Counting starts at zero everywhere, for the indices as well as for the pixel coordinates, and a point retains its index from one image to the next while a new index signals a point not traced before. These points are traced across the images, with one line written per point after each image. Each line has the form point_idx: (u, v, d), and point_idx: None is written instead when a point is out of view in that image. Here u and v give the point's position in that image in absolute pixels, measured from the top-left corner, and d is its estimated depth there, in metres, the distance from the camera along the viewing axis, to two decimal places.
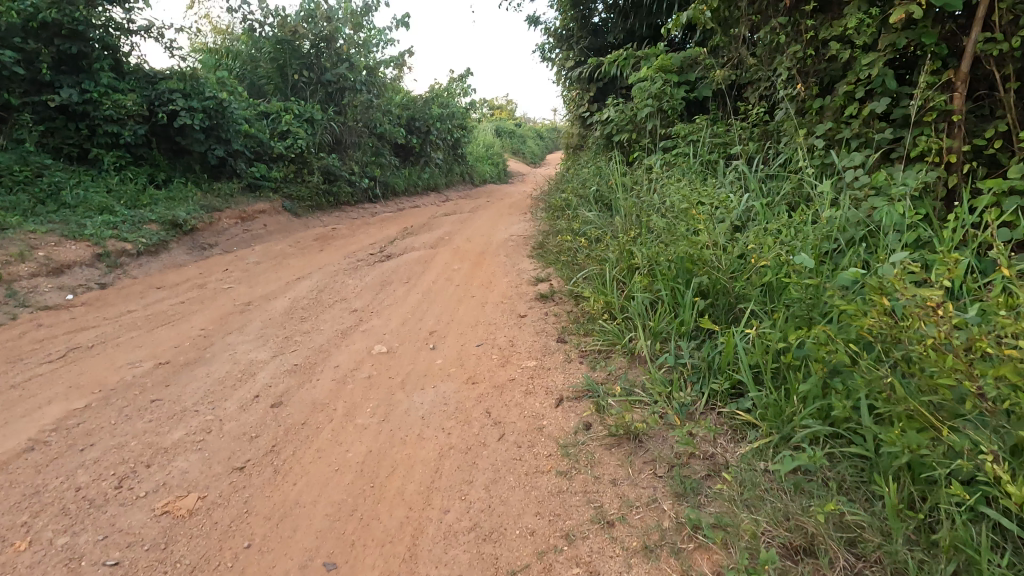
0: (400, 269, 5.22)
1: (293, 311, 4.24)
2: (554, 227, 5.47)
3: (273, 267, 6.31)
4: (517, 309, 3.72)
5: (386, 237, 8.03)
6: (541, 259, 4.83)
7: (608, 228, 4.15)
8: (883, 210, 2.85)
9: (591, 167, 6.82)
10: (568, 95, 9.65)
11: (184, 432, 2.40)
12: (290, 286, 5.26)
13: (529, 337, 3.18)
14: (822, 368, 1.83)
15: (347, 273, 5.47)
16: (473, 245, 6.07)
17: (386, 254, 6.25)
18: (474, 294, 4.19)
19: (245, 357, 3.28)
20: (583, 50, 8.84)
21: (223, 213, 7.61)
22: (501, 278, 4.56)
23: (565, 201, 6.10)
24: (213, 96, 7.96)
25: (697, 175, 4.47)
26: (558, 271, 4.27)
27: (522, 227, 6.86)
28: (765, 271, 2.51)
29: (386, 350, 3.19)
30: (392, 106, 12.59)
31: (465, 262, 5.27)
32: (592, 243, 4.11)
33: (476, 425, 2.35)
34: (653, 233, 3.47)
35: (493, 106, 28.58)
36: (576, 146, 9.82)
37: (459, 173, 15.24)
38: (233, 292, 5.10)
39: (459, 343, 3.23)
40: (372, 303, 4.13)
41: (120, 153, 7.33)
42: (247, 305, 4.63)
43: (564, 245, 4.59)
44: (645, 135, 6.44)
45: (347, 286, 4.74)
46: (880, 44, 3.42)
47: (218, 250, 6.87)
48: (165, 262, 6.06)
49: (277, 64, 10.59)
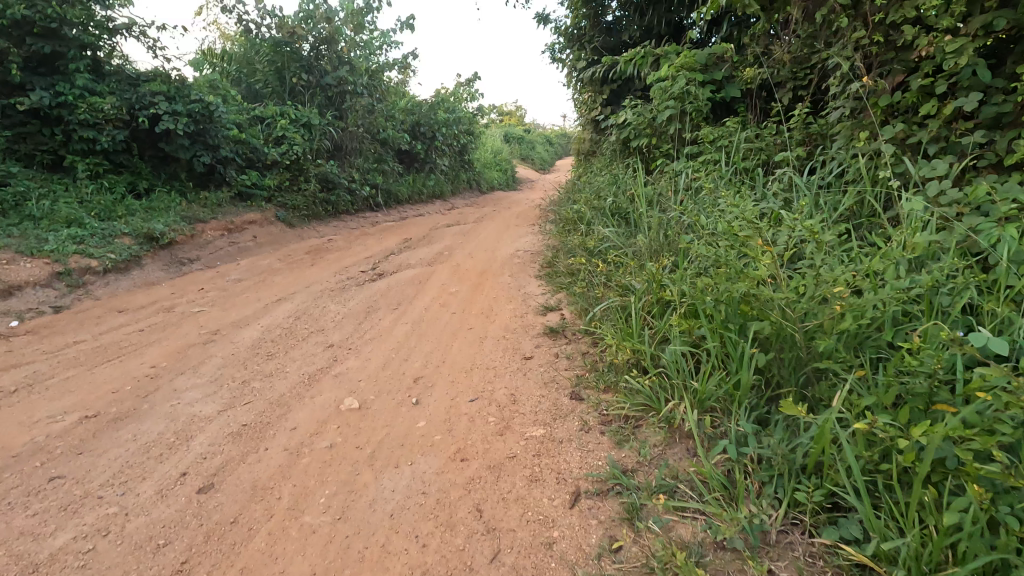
0: (391, 290, 4.62)
1: (262, 343, 3.65)
2: (566, 244, 4.85)
3: (255, 285, 5.74)
4: (521, 349, 3.09)
5: (384, 250, 7.43)
6: (550, 283, 4.20)
7: (629, 250, 3.52)
8: (993, 236, 2.20)
9: (607, 175, 6.19)
10: (580, 98, 9.05)
11: (70, 536, 1.80)
12: (267, 310, 4.67)
13: (535, 391, 2.55)
14: (983, 494, 1.20)
15: (332, 295, 4.87)
16: (475, 262, 5.45)
17: (380, 271, 5.66)
18: (471, 327, 3.57)
19: (187, 410, 2.69)
20: (596, 49, 8.25)
21: (207, 224, 7.09)
22: (504, 305, 3.94)
23: (578, 213, 5.48)
24: (198, 99, 7.46)
25: (734, 186, 3.83)
26: (571, 299, 3.63)
27: (530, 241, 6.24)
28: (848, 320, 1.89)
29: (357, 406, 2.57)
30: (396, 111, 12.06)
31: (464, 283, 4.66)
32: (612, 267, 3.47)
33: (461, 532, 1.72)
34: (688, 259, 2.83)
35: (502, 111, 27.99)
36: (589, 152, 9.20)
37: (466, 180, 14.64)
38: (202, 318, 4.52)
39: (449, 397, 2.60)
40: (352, 337, 3.52)
41: (97, 160, 6.83)
42: (212, 335, 4.04)
43: (577, 268, 3.96)
44: (666, 140, 5.81)
45: (328, 313, 4.13)
46: (970, 25, 2.75)
47: (198, 266, 6.32)
48: (137, 280, 5.53)
49: (274, 66, 10.09)
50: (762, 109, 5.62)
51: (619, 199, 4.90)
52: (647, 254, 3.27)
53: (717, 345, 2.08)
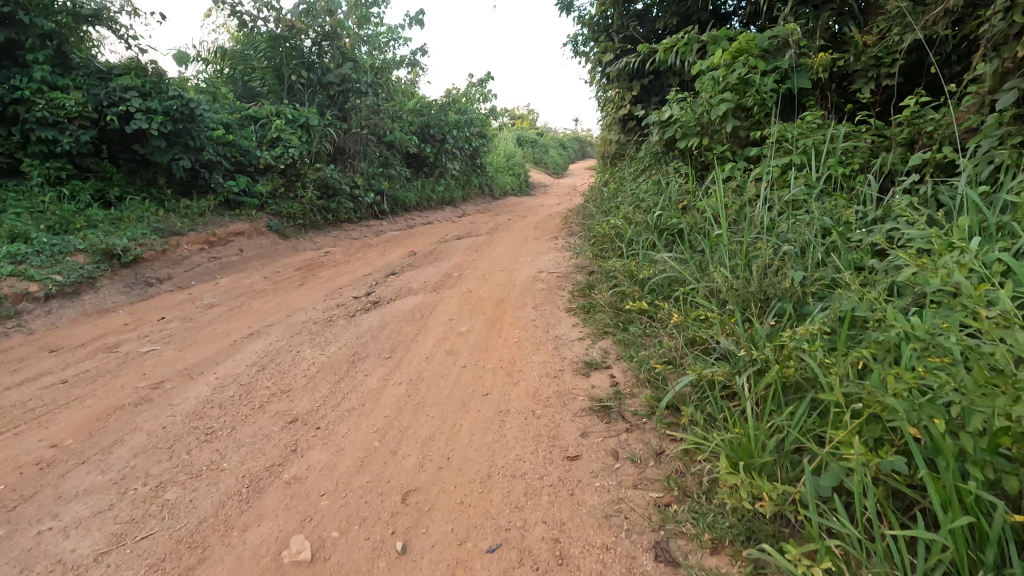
0: (387, 326, 3.68)
1: (205, 409, 2.71)
2: (604, 270, 3.88)
3: (229, 312, 4.82)
4: (560, 441, 2.13)
5: (387, 266, 6.52)
6: (589, 328, 3.21)
7: (712, 295, 2.57)
8: None
9: (647, 183, 5.22)
10: (608, 95, 8.11)
11: None
12: (232, 351, 3.75)
13: (594, 540, 1.60)
14: None
15: (314, 331, 3.91)
16: (489, 288, 4.50)
17: (376, 296, 4.72)
18: (487, 392, 2.61)
19: (54, 548, 1.76)
20: (626, 40, 7.32)
21: (184, 237, 6.22)
22: (531, 357, 2.98)
23: (616, 230, 4.49)
24: (177, 95, 6.60)
25: (842, 203, 2.84)
26: (628, 359, 2.65)
27: (555, 260, 5.26)
28: None
29: (308, 557, 1.62)
30: (404, 111, 11.20)
31: (477, 319, 3.69)
32: (688, 317, 2.51)
33: None
34: (828, 329, 1.88)
35: (516, 115, 27.14)
36: (617, 156, 8.22)
37: (479, 186, 13.70)
38: (150, 362, 3.60)
39: (454, 540, 1.65)
40: (325, 406, 2.58)
41: (59, 164, 6.01)
42: (152, 390, 3.12)
43: (631, 313, 3.01)
44: (721, 139, 4.82)
45: (301, 362, 3.18)
46: None
47: (168, 286, 5.44)
48: (87, 306, 4.65)
49: (272, 63, 9.27)
50: (835, 104, 4.89)
51: (674, 221, 3.96)
52: (746, 310, 2.35)
53: (952, 517, 1.13)
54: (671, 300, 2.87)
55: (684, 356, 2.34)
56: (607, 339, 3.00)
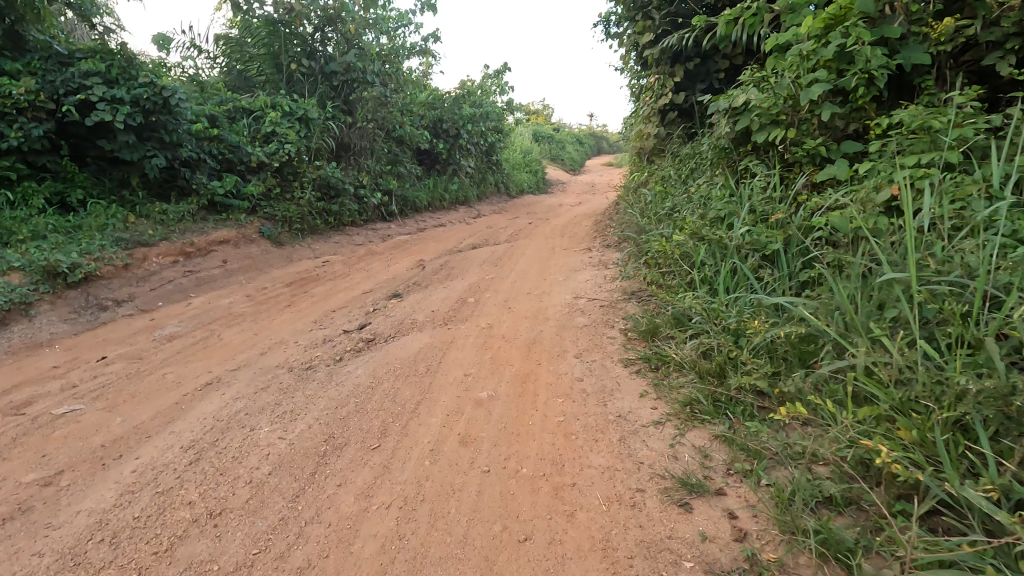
0: (380, 383, 2.71)
1: (87, 544, 1.78)
2: (675, 308, 2.88)
3: (192, 347, 3.90)
4: None
5: (392, 281, 5.57)
6: (672, 404, 2.22)
7: (901, 390, 1.61)
8: None
9: (711, 187, 4.22)
10: (647, 82, 7.06)
11: None
12: (173, 414, 2.82)
13: None
14: None
15: (288, 384, 2.95)
16: (516, 323, 3.52)
17: (373, 328, 3.76)
18: (527, 534, 1.64)
19: None
20: (671, 15, 6.24)
21: (154, 249, 5.34)
22: (588, 457, 1.98)
23: (681, 248, 3.48)
24: (147, 83, 5.68)
25: None
26: (756, 484, 1.67)
27: (594, 281, 4.26)
28: None
29: None
30: (415, 104, 10.22)
31: (502, 377, 2.72)
32: (876, 435, 1.56)
33: None
34: None
35: (531, 109, 26.00)
36: (656, 152, 7.16)
37: (495, 183, 12.66)
38: (60, 433, 2.67)
39: None
40: (264, 558, 1.63)
41: (9, 164, 5.16)
42: (40, 490, 2.19)
43: (744, 392, 2.05)
44: (811, 130, 3.76)
45: (250, 451, 2.20)
46: None
47: (126, 310, 4.57)
48: (15, 342, 3.80)
49: (269, 50, 8.31)
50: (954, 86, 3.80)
51: (772, 242, 2.96)
52: (972, 438, 1.45)
53: None
54: (814, 380, 1.90)
55: (888, 515, 1.41)
56: (712, 427, 2.02)
